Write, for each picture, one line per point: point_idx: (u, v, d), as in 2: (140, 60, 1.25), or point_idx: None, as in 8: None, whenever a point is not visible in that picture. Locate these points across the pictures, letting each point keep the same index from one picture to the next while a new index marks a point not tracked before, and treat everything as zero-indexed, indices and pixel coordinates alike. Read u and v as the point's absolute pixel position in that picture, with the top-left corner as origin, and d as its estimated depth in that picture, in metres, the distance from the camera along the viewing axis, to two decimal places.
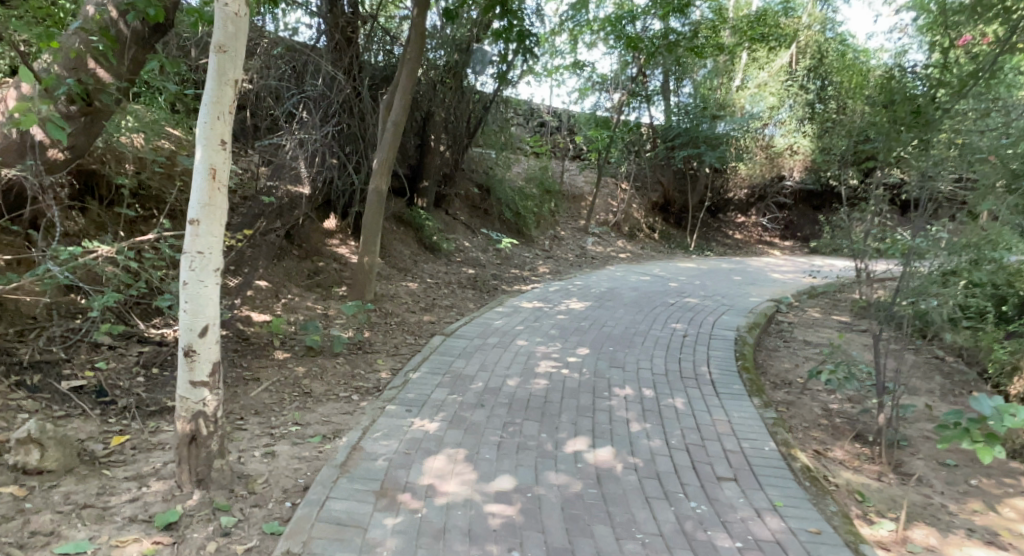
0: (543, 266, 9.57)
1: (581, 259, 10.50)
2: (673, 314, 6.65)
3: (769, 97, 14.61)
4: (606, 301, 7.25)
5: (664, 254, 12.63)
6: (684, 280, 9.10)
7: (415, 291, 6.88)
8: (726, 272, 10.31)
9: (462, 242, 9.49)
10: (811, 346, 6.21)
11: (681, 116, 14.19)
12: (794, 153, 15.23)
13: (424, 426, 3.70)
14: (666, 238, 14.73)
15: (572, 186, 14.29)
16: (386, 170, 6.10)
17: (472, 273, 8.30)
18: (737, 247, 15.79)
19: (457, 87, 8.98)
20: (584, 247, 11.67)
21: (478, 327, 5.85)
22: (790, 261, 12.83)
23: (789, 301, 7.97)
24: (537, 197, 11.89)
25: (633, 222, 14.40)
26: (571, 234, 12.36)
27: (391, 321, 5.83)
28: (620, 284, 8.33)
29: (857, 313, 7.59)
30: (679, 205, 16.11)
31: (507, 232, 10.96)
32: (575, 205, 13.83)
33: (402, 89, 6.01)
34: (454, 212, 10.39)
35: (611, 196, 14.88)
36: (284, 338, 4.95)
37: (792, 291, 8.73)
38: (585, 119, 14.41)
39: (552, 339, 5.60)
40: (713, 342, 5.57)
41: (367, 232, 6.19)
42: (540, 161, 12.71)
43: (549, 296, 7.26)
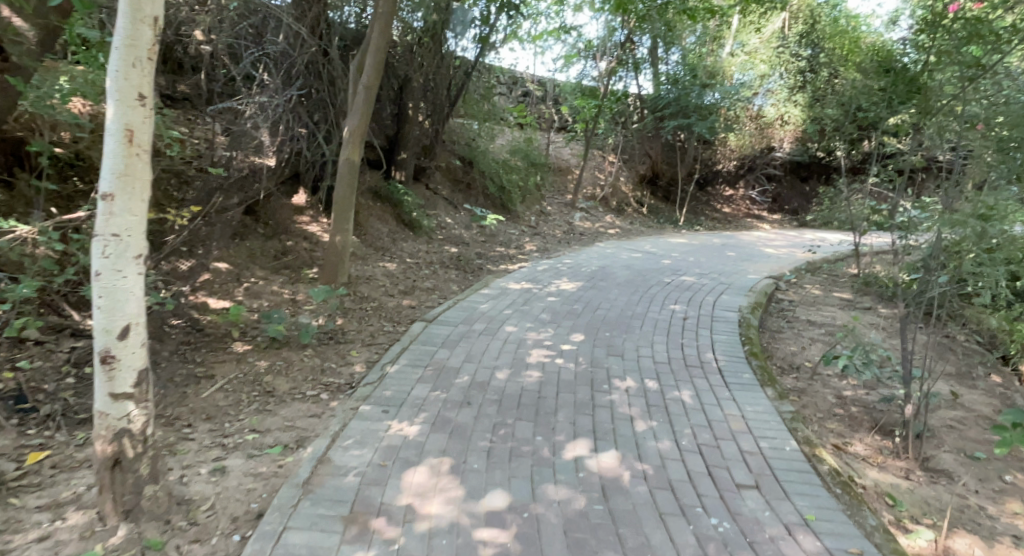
0: (529, 243, 9.09)
1: (569, 235, 10.02)
2: (670, 294, 6.23)
3: (760, 65, 14.12)
4: (598, 280, 6.82)
5: (654, 229, 12.23)
6: (678, 256, 8.70)
7: (392, 273, 6.36)
8: (719, 248, 9.93)
9: (444, 219, 8.95)
10: (816, 326, 5.85)
11: (670, 85, 13.69)
12: (785, 123, 14.92)
13: (402, 431, 3.25)
14: (655, 213, 14.31)
15: (558, 159, 13.76)
16: (358, 139, 5.52)
17: (455, 252, 7.79)
18: (726, 221, 15.44)
19: (436, 50, 8.33)
20: (571, 222, 11.20)
21: (462, 312, 5.38)
22: (782, 236, 12.50)
23: (788, 278, 7.62)
24: (522, 170, 11.35)
25: (621, 196, 13.94)
26: (558, 209, 11.88)
27: (366, 306, 5.33)
28: (611, 262, 7.90)
29: (859, 290, 7.26)
30: (667, 178, 15.67)
31: (491, 208, 10.43)
32: (562, 178, 13.31)
33: (375, 48, 5.40)
34: (435, 186, 9.82)
35: (598, 169, 14.38)
36: (244, 328, 4.43)
37: (790, 266, 8.38)
38: (571, 87, 13.84)
39: (543, 324, 5.16)
40: (716, 324, 5.17)
41: (339, 208, 5.63)
42: (525, 132, 12.14)
43: (538, 276, 6.80)
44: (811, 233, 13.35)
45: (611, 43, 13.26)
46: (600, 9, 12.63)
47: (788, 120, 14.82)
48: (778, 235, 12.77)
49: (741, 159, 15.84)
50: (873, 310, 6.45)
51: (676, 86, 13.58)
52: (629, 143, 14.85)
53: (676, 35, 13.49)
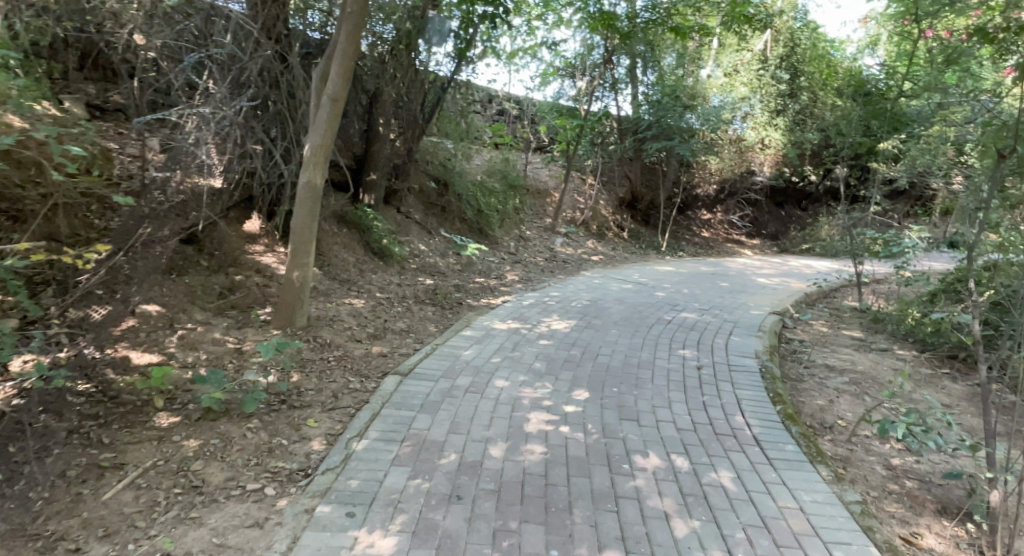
0: (511, 272, 8.39)
1: (552, 263, 9.36)
2: (675, 335, 5.57)
3: (739, 88, 13.97)
4: (592, 317, 6.12)
5: (638, 255, 11.69)
6: (671, 288, 8.10)
7: (360, 312, 5.54)
8: (711, 278, 9.41)
9: (417, 247, 8.18)
10: (837, 372, 5.27)
11: (651, 105, 13.30)
12: (766, 147, 14.69)
13: (372, 548, 2.45)
14: (636, 237, 13.82)
15: (536, 181, 13.17)
16: (321, 158, 4.71)
17: (430, 284, 7.00)
18: (708, 246, 15.04)
19: (409, 62, 7.66)
20: (552, 249, 10.56)
21: (442, 362, 4.60)
22: (769, 263, 12.11)
23: (792, 313, 7.08)
24: (501, 193, 10.69)
25: (602, 220, 13.41)
26: (538, 234, 11.22)
27: (329, 355, 4.51)
28: (602, 295, 7.24)
29: (868, 328, 6.76)
30: (647, 202, 15.26)
31: (469, 233, 9.69)
32: (541, 201, 12.71)
33: (341, 52, 4.63)
34: (407, 210, 9.04)
35: (578, 192, 13.84)
36: (173, 392, 3.57)
37: (789, 299, 7.88)
38: (548, 107, 13.28)
39: (539, 377, 4.40)
40: (736, 376, 4.51)
41: (298, 239, 4.79)
42: (503, 152, 11.51)
43: (525, 314, 6.08)
44: (795, 260, 13.02)
45: (590, 60, 12.85)
46: (579, 28, 12.24)
47: (768, 144, 14.66)
48: (764, 262, 12.39)
49: (721, 184, 15.55)
50: (890, 351, 5.93)
51: (658, 107, 13.14)
52: (610, 166, 14.54)
53: (656, 56, 13.22)
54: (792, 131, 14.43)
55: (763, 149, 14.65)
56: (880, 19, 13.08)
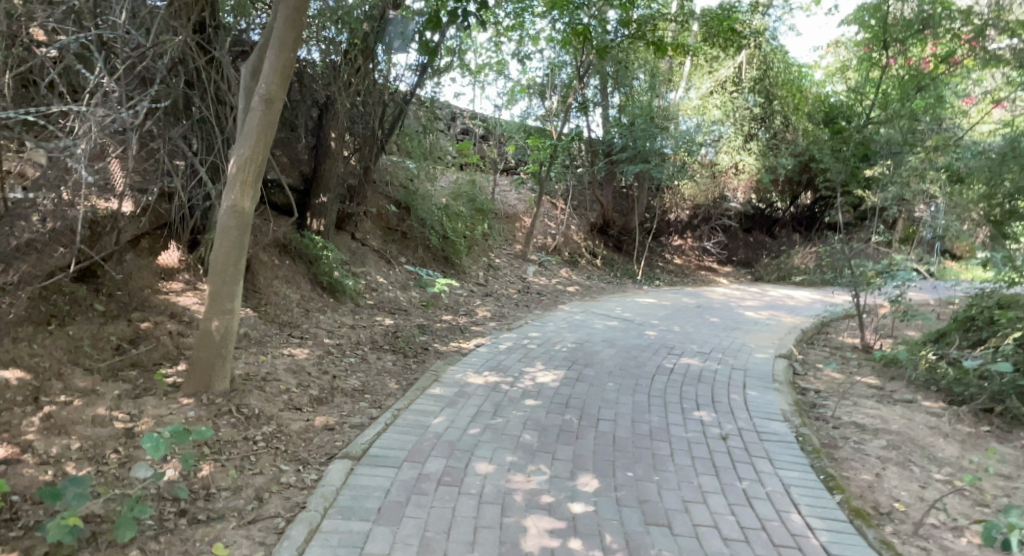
0: (482, 307, 7.46)
1: (525, 296, 8.50)
2: (683, 390, 4.71)
3: (712, 111, 13.61)
4: (582, 365, 5.23)
5: (615, 285, 10.97)
6: (660, 324, 7.32)
7: (302, 366, 4.50)
8: (697, 311, 8.72)
9: (374, 280, 7.18)
10: (869, 432, 4.52)
11: (623, 127, 12.77)
12: (738, 171, 14.33)
13: None
14: (610, 265, 13.16)
15: (505, 205, 12.36)
16: (250, 176, 3.71)
17: (390, 325, 6.01)
18: (682, 273, 14.53)
19: (366, 70, 6.75)
20: (524, 279, 9.72)
21: (407, 437, 3.62)
22: (750, 294, 11.58)
23: (796, 355, 6.38)
24: (469, 217, 9.81)
25: (575, 246, 12.71)
26: (508, 261, 10.38)
27: (256, 433, 3.46)
28: (588, 335, 6.38)
29: (880, 372, 6.11)
30: (619, 227, 14.69)
31: (433, 263, 8.73)
32: (510, 226, 11.91)
33: (277, 43, 3.68)
34: (363, 237, 8.03)
35: (549, 216, 13.12)
36: (15, 510, 2.51)
37: (788, 337, 7.22)
38: (515, 126, 12.54)
39: (531, 456, 3.44)
40: (770, 448, 3.67)
41: (217, 278, 3.73)
42: (469, 174, 10.67)
43: (504, 364, 5.16)
44: (774, 290, 12.60)
45: (560, 78, 12.24)
46: (549, 46, 11.64)
47: (741, 168, 14.30)
48: (742, 292, 11.89)
49: (694, 209, 15.11)
50: (916, 402, 5.25)
51: (633, 129, 12.60)
52: (581, 190, 14.01)
53: (626, 76, 12.74)
54: (765, 156, 14.17)
55: (736, 173, 14.32)
56: (848, 45, 12.95)
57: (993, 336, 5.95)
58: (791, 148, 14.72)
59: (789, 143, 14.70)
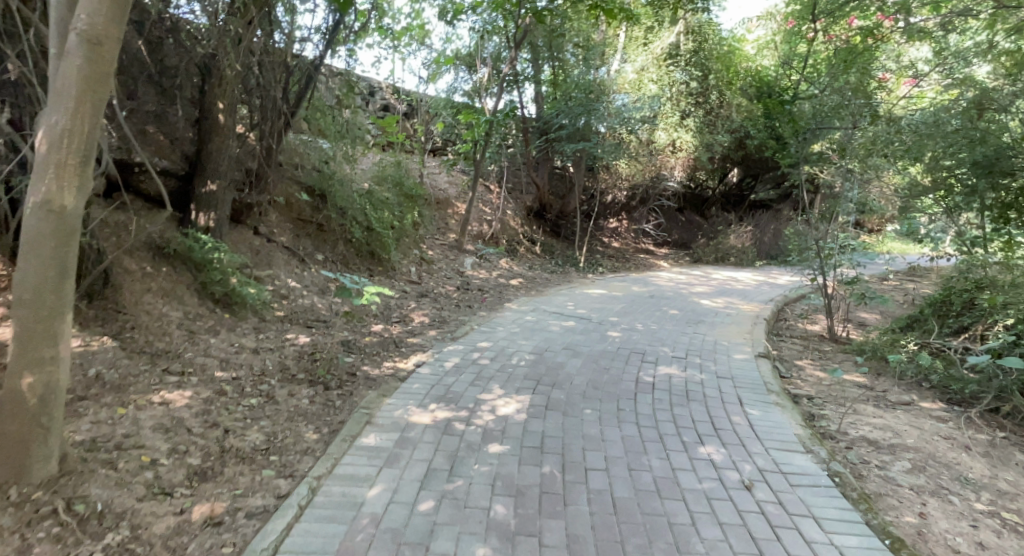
0: (418, 312, 6.40)
1: (465, 295, 7.49)
2: (675, 412, 3.89)
3: (649, 86, 13.02)
4: (548, 386, 4.31)
5: (559, 275, 10.19)
6: (621, 321, 6.56)
7: (178, 422, 3.29)
8: (653, 303, 8.08)
9: (284, 286, 5.92)
10: (886, 450, 3.86)
11: (559, 103, 12.00)
12: (675, 150, 13.95)
13: None
14: (550, 251, 12.39)
15: (436, 189, 11.21)
16: (69, 154, 2.42)
17: (304, 344, 4.83)
18: (623, 258, 14.01)
19: (260, 23, 5.40)
20: (461, 275, 8.69)
21: (331, 528, 2.55)
22: (697, 279, 11.16)
23: (772, 352, 5.78)
24: (397, 205, 8.64)
25: (513, 232, 11.83)
26: (442, 253, 9.33)
27: (92, 551, 2.29)
28: (545, 342, 5.48)
29: (861, 366, 5.60)
30: (555, 211, 14.00)
31: (356, 259, 7.51)
32: (442, 213, 10.83)
33: None
34: (269, 233, 6.71)
35: (483, 200, 12.15)
36: None
37: (756, 330, 6.64)
38: (442, 101, 11.36)
39: (510, 544, 2.47)
40: (808, 497, 2.89)
41: (25, 313, 2.44)
42: (394, 155, 9.45)
43: (454, 391, 4.16)
44: (717, 272, 12.28)
45: (487, 48, 11.21)
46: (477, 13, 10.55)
47: (678, 146, 13.91)
48: (687, 276, 11.47)
49: (632, 190, 14.58)
50: (914, 404, 4.70)
51: (570, 104, 11.82)
52: (515, 172, 13.13)
53: (558, 47, 11.92)
54: (702, 133, 13.86)
55: (674, 152, 13.94)
56: (778, 17, 12.76)
57: (973, 323, 5.58)
58: (725, 125, 14.42)
59: (722, 119, 14.41)
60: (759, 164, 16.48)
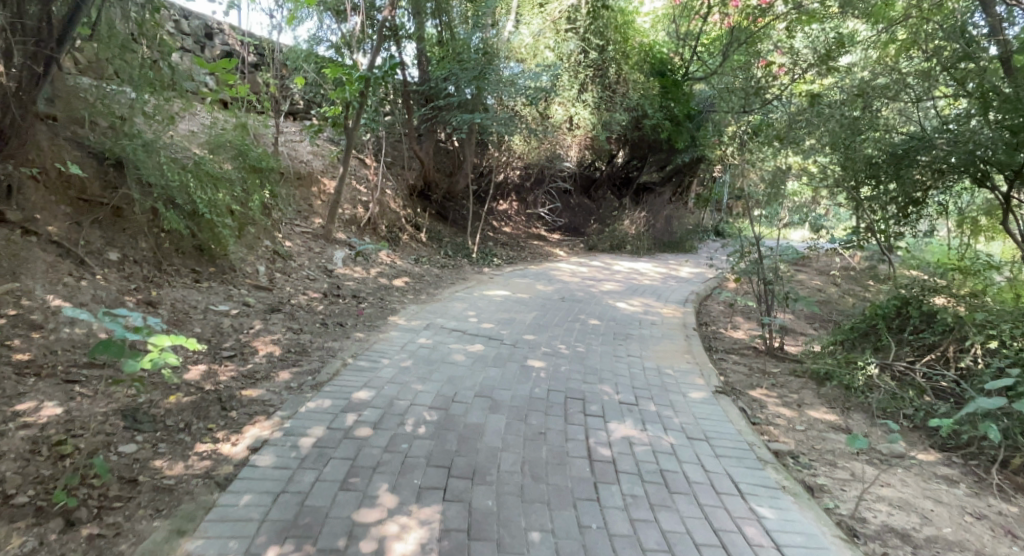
0: (262, 340, 4.56)
1: (333, 306, 5.72)
2: (666, 526, 2.56)
3: (546, 52, 11.67)
4: (466, 482, 2.80)
5: (450, 270, 8.68)
6: (540, 343, 5.20)
7: None
8: (566, 309, 6.87)
9: (37, 310, 3.79)
10: (927, 550, 2.81)
11: (447, 65, 10.23)
12: (572, 127, 12.73)
13: None
14: (437, 239, 10.81)
15: (297, 159, 9.10)
16: None
17: (51, 421, 2.89)
18: (517, 244, 12.81)
19: None
20: (329, 274, 6.85)
21: None
22: (600, 271, 10.23)
23: (724, 381, 4.75)
24: (240, 183, 6.54)
25: (394, 215, 10.05)
26: (304, 245, 7.41)
27: None
28: (449, 388, 3.96)
29: (822, 397, 4.71)
30: (442, 191, 12.42)
31: (174, 257, 5.41)
32: (304, 191, 8.77)
33: None
34: (23, 222, 4.46)
35: (357, 176, 10.19)
36: None
37: (693, 346, 5.62)
38: (303, 53, 9.20)
39: None
40: None
41: None
42: (237, 116, 7.26)
43: (314, 509, 2.51)
44: (618, 263, 11.46)
45: None
46: None
47: (575, 123, 12.70)
48: (589, 268, 10.49)
49: (526, 169, 13.34)
50: (908, 457, 3.81)
51: (459, 65, 10.12)
52: (395, 143, 11.25)
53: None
54: (600, 110, 12.87)
55: (571, 129, 12.77)
56: None
57: (933, 342, 4.91)
58: (622, 103, 13.43)
59: (618, 96, 13.36)
60: (648, 146, 15.92)
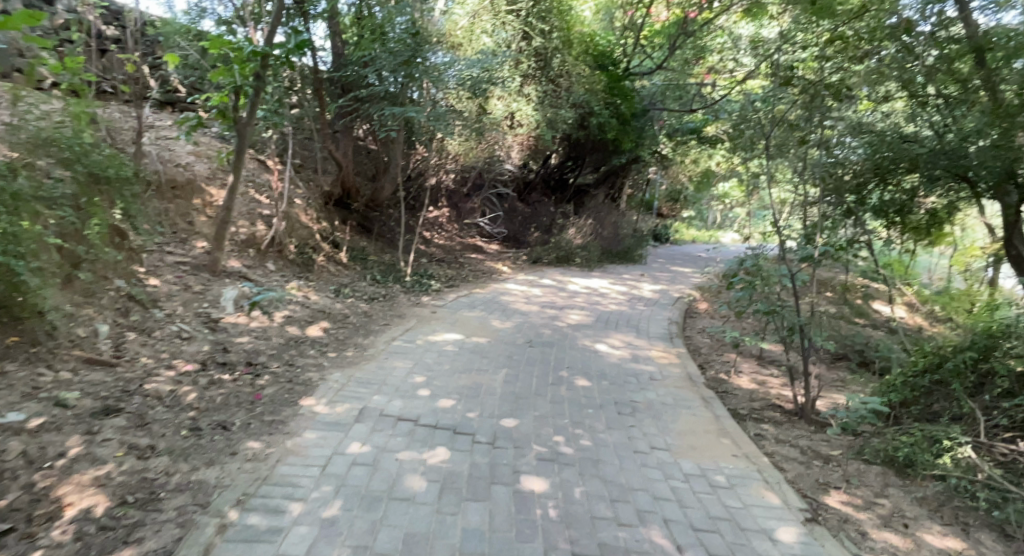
0: (74, 484, 2.68)
1: (213, 389, 3.86)
2: None
3: (484, 37, 10.08)
4: None
5: (380, 304, 6.90)
6: (529, 438, 3.62)
7: None
8: (540, 360, 5.32)
9: None
10: None
11: (368, 46, 8.38)
12: (514, 124, 11.22)
13: None
14: (360, 260, 8.95)
15: (173, 162, 6.98)
16: None
17: None
18: (455, 259, 11.16)
19: None
20: (213, 328, 4.93)
21: None
22: (556, 293, 8.82)
23: (793, 488, 3.35)
24: (71, 202, 4.51)
25: (306, 232, 8.10)
26: (179, 286, 5.43)
27: None
28: None
29: (919, 500, 3.36)
30: (365, 198, 10.54)
31: None
32: (181, 204, 6.69)
33: None
34: None
35: (256, 183, 8.15)
36: None
37: (720, 419, 4.23)
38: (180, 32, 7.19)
39: None
40: None
41: None
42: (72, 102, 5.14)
43: None
44: (572, 282, 10.05)
45: None
46: None
47: (517, 120, 11.18)
48: (543, 290, 9.04)
49: (462, 172, 11.70)
50: None
51: (383, 47, 8.27)
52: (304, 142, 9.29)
53: None
54: (544, 106, 11.45)
55: (513, 127, 11.26)
56: None
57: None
58: (568, 98, 12.06)
59: (563, 91, 11.93)
60: (590, 147, 14.64)
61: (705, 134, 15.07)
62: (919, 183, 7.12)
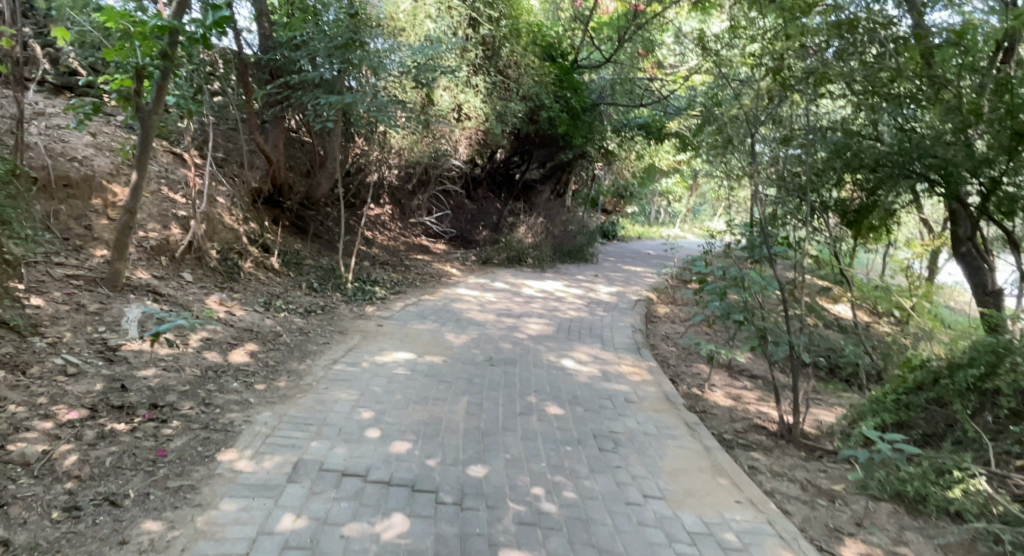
0: None
1: (103, 447, 3.05)
2: None
3: (427, 21, 9.35)
4: None
5: (317, 319, 6.12)
6: (503, 492, 3.03)
7: None
8: (503, 383, 4.72)
9: None
10: None
11: (300, 27, 7.50)
12: (461, 116, 10.55)
13: None
14: (294, 265, 8.08)
15: (65, 155, 5.91)
16: None
17: None
18: (399, 261, 10.41)
19: None
20: (110, 359, 4.05)
21: None
22: (510, 299, 8.25)
23: (809, 541, 2.92)
24: None
25: (230, 235, 7.18)
26: (69, 307, 4.49)
27: None
28: None
29: (940, 545, 3.01)
30: (299, 196, 9.61)
31: None
32: (76, 205, 5.67)
33: None
34: None
35: (171, 179, 7.15)
36: None
37: (712, 452, 3.77)
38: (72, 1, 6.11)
39: None
40: None
41: None
42: None
43: None
44: (526, 285, 9.52)
45: None
46: None
47: (464, 112, 10.51)
48: (496, 295, 8.46)
49: (405, 168, 10.93)
50: None
51: (317, 28, 7.43)
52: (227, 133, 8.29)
53: None
54: (492, 98, 10.85)
55: (460, 119, 10.59)
56: None
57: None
58: (517, 91, 11.48)
59: (512, 83, 11.35)
60: (539, 142, 14.13)
61: (653, 130, 14.86)
62: (883, 185, 6.94)
